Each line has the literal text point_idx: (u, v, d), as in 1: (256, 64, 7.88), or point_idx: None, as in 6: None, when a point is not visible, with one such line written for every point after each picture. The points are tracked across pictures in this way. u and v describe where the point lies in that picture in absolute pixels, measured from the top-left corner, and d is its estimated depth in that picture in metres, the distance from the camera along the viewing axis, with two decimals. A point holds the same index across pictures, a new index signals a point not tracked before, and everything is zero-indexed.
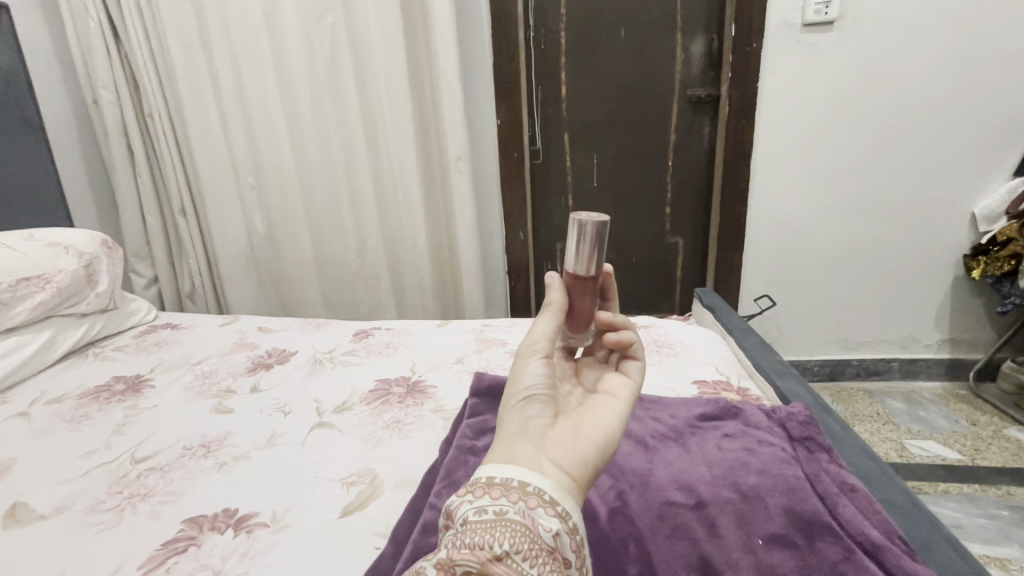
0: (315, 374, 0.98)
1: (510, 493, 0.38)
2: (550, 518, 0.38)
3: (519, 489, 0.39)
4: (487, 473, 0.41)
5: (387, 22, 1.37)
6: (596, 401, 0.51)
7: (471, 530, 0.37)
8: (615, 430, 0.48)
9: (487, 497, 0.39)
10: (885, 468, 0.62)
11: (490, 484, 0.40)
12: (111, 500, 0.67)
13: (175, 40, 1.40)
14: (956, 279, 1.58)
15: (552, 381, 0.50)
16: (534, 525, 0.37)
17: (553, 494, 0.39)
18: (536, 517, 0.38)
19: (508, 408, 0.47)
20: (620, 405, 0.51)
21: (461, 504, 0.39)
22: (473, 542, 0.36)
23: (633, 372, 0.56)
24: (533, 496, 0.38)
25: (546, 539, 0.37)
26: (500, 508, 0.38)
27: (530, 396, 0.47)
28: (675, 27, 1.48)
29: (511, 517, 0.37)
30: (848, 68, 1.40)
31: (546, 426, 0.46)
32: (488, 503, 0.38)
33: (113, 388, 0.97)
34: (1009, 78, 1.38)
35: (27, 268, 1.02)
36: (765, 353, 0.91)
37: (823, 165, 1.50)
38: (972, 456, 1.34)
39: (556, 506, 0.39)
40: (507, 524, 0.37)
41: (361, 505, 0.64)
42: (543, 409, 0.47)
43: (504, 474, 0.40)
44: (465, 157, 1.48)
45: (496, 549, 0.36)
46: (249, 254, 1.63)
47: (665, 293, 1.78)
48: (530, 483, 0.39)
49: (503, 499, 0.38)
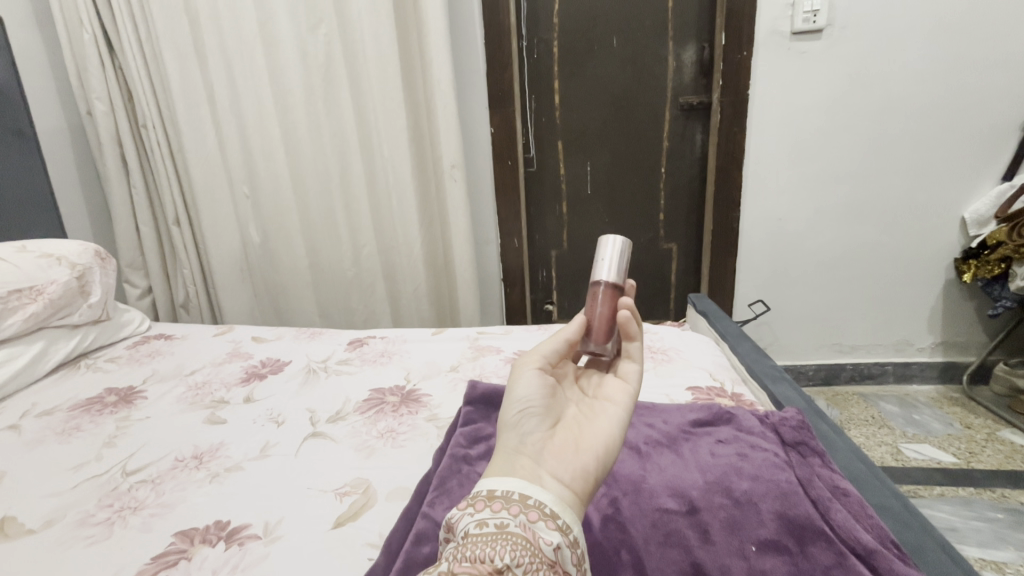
0: (309, 384, 0.98)
1: (511, 506, 0.39)
2: (550, 531, 0.38)
3: (519, 502, 0.39)
4: (487, 487, 0.41)
5: (382, 32, 1.38)
6: (596, 409, 0.51)
7: (472, 543, 0.37)
8: (615, 438, 0.48)
9: (487, 511, 0.39)
10: (877, 472, 0.62)
11: (491, 497, 0.40)
12: (102, 513, 0.67)
13: (169, 51, 1.41)
14: (947, 283, 1.59)
15: (549, 393, 0.51)
16: (535, 538, 0.37)
17: (553, 508, 0.40)
18: (537, 531, 0.38)
19: (505, 421, 0.48)
20: (619, 412, 0.51)
21: (462, 517, 0.39)
22: (474, 555, 0.36)
23: (630, 376, 0.55)
24: (533, 509, 0.39)
25: (546, 552, 0.37)
26: (501, 521, 0.38)
27: (525, 410, 0.48)
28: (666, 36, 1.50)
29: (512, 530, 0.37)
30: (837, 76, 1.42)
31: (545, 439, 0.46)
32: (489, 516, 0.38)
33: (105, 400, 0.96)
34: (996, 84, 1.40)
35: (19, 279, 1.02)
36: (758, 358, 0.92)
37: (814, 170, 1.51)
38: (968, 459, 1.34)
39: (556, 520, 0.39)
40: (508, 538, 0.36)
41: (353, 516, 0.64)
42: (541, 422, 0.48)
43: (505, 487, 0.40)
44: (460, 165, 1.49)
45: (497, 562, 0.35)
46: (244, 262, 1.63)
47: (659, 299, 1.78)
48: (530, 496, 0.40)
49: (504, 512, 0.38)
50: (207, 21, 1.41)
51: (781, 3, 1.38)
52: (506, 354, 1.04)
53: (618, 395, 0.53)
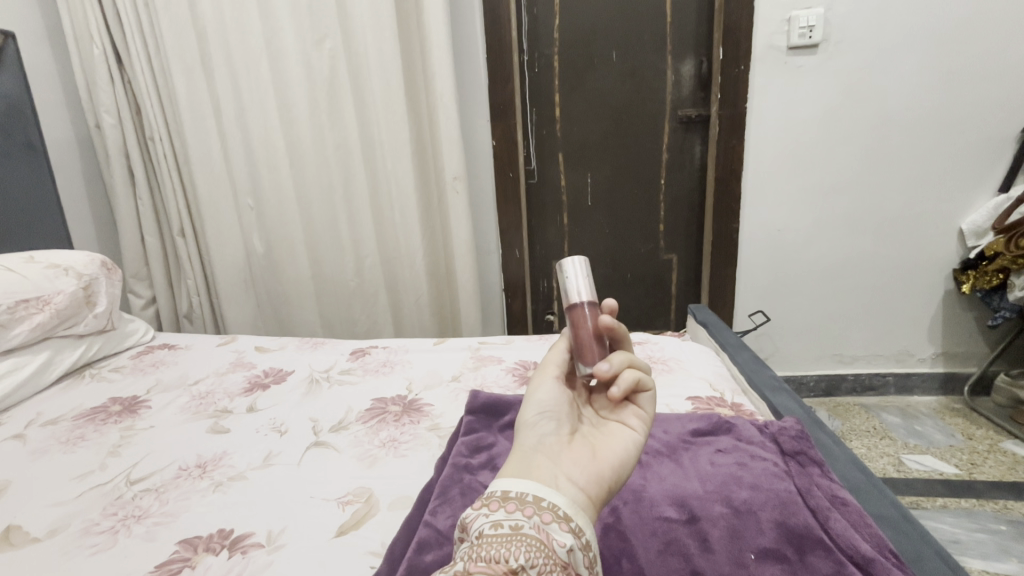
0: (312, 393, 0.98)
1: (525, 508, 0.39)
2: (564, 533, 0.38)
3: (533, 504, 0.39)
4: (502, 487, 0.41)
5: (386, 47, 1.40)
6: (611, 429, 0.51)
7: (487, 543, 0.37)
8: (629, 455, 0.48)
9: (502, 511, 0.39)
10: (876, 482, 0.62)
11: (505, 498, 0.40)
12: (106, 522, 0.67)
13: (177, 65, 1.44)
14: (947, 293, 1.60)
15: (566, 404, 0.51)
16: (549, 540, 0.37)
17: (567, 510, 0.40)
18: (551, 532, 0.38)
19: (524, 422, 0.49)
20: (635, 436, 0.50)
21: (477, 518, 0.40)
22: (489, 555, 0.36)
23: (644, 403, 0.53)
24: (547, 511, 0.39)
25: (559, 554, 0.37)
26: (516, 522, 0.38)
27: (543, 414, 0.49)
28: (665, 51, 1.52)
29: (526, 532, 0.37)
30: (834, 89, 1.44)
31: (561, 444, 0.46)
32: (504, 517, 0.39)
33: (110, 410, 0.97)
34: (991, 97, 1.42)
35: (27, 290, 1.03)
36: (758, 368, 0.92)
37: (812, 182, 1.53)
38: (970, 470, 1.34)
39: (569, 522, 0.39)
40: (523, 539, 0.37)
41: (356, 525, 0.64)
42: (558, 426, 0.48)
43: (519, 489, 0.40)
44: (462, 177, 1.51)
45: (512, 563, 0.36)
46: (247, 273, 1.64)
47: (660, 310, 1.79)
48: (544, 498, 0.40)
49: (518, 513, 0.39)
50: (215, 35, 1.44)
51: (778, 18, 1.41)
52: (507, 363, 1.05)
53: (632, 419, 0.52)
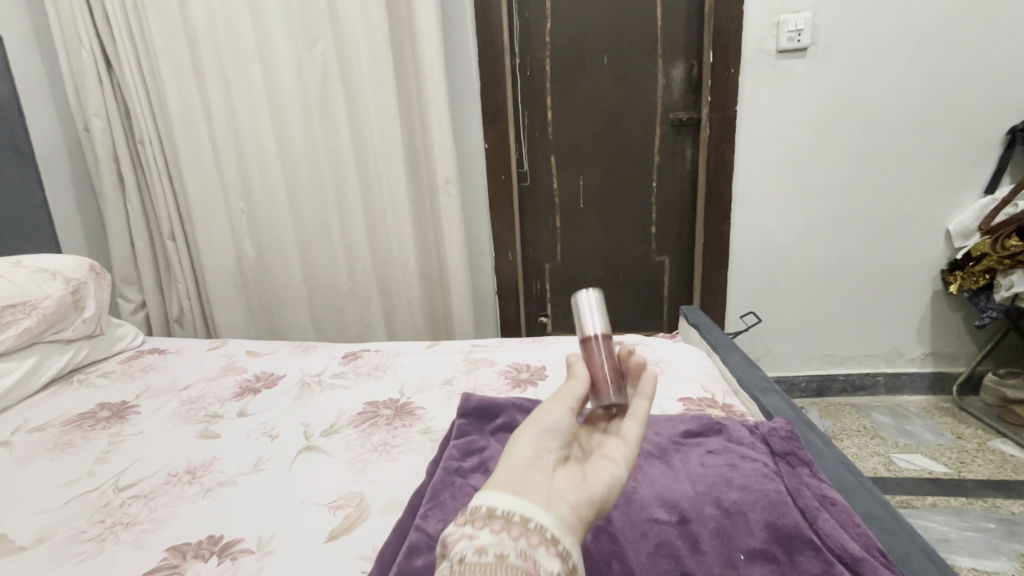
0: (303, 397, 0.98)
1: (512, 530, 0.37)
2: (551, 558, 0.36)
3: (520, 525, 0.37)
4: (488, 504, 0.39)
5: (378, 50, 1.40)
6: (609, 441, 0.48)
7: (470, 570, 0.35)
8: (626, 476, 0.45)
9: (487, 534, 0.37)
10: (864, 481, 0.63)
11: (490, 515, 0.38)
12: (94, 529, 0.67)
13: (168, 69, 1.43)
14: (935, 294, 1.62)
15: (573, 420, 0.48)
16: (535, 567, 0.36)
17: (555, 531, 0.37)
18: (538, 558, 0.36)
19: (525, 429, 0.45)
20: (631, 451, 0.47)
21: (460, 538, 0.37)
22: None
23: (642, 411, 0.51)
24: (534, 533, 0.37)
25: None
26: (501, 548, 0.36)
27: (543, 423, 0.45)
28: (656, 54, 1.53)
29: (512, 559, 0.35)
30: (823, 92, 1.46)
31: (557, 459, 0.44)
32: (488, 542, 0.37)
33: (98, 416, 0.96)
34: (977, 100, 1.44)
35: (13, 295, 1.02)
36: (749, 369, 0.93)
37: (802, 184, 1.54)
38: (959, 468, 1.35)
39: (557, 545, 0.37)
40: (508, 568, 0.35)
41: (347, 530, 0.64)
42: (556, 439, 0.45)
43: (505, 506, 0.38)
44: (454, 180, 1.51)
45: None
46: (239, 277, 1.63)
47: (653, 311, 1.79)
48: (532, 518, 0.38)
49: (504, 535, 0.37)
50: (206, 39, 1.43)
51: (767, 23, 1.42)
52: (500, 366, 1.05)
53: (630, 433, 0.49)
